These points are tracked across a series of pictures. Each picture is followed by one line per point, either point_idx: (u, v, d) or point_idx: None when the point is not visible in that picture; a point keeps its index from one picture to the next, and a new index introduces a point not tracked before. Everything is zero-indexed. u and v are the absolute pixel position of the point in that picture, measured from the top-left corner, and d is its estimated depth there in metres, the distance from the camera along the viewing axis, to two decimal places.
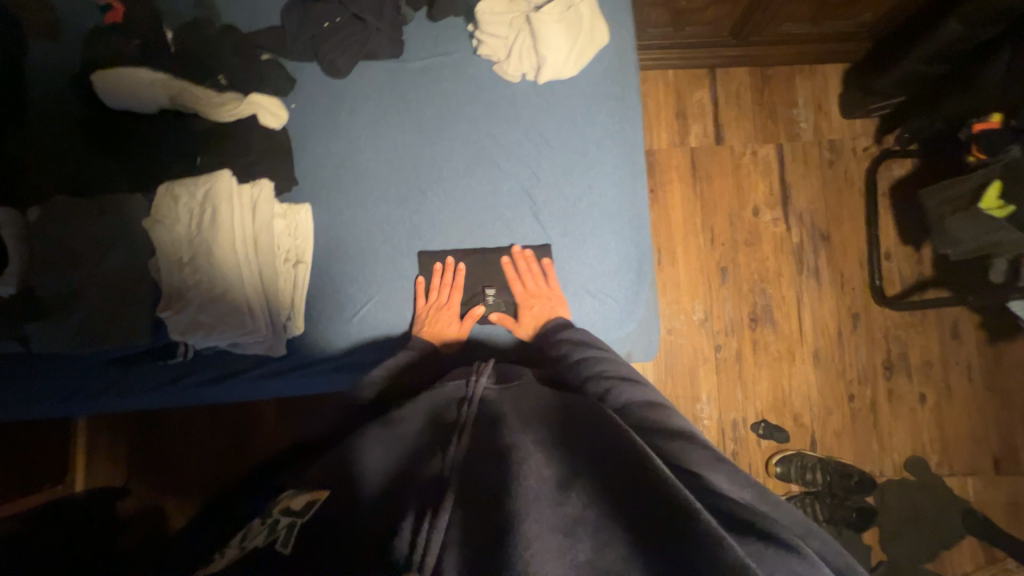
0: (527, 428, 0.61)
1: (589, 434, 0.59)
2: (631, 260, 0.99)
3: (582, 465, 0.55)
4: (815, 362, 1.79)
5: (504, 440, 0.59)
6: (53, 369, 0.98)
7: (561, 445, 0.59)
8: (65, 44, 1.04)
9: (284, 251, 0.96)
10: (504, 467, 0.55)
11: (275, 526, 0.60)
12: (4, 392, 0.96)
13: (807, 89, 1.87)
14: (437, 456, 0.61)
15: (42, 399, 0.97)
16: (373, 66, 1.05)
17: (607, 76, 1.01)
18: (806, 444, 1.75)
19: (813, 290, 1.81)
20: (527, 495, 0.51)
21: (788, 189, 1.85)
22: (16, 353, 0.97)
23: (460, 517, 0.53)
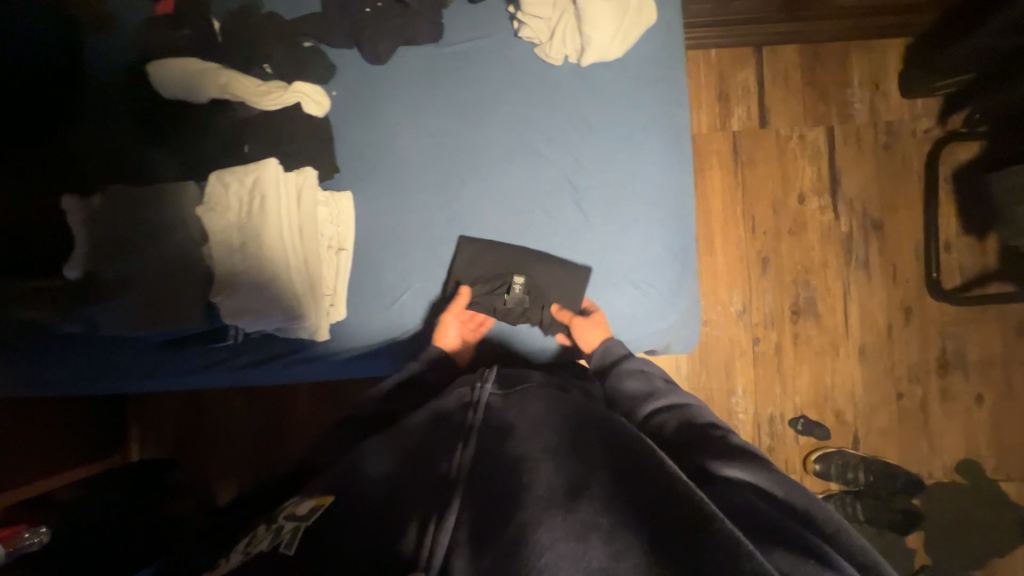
0: (533, 438, 0.63)
1: (594, 445, 0.61)
2: (675, 249, 0.96)
3: (591, 474, 0.56)
4: (861, 358, 1.70)
5: (513, 450, 0.62)
6: (110, 351, 1.03)
7: (569, 455, 0.60)
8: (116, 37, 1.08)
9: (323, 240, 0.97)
10: (515, 476, 0.58)
11: (279, 529, 0.58)
12: (70, 371, 1.04)
13: (863, 67, 1.74)
14: (445, 459, 0.63)
15: (104, 377, 1.04)
16: (413, 52, 1.04)
17: (654, 56, 0.97)
18: (848, 442, 1.68)
19: (862, 282, 1.72)
20: (539, 504, 0.53)
21: (838, 175, 1.74)
22: (77, 335, 1.02)
23: (470, 520, 0.54)
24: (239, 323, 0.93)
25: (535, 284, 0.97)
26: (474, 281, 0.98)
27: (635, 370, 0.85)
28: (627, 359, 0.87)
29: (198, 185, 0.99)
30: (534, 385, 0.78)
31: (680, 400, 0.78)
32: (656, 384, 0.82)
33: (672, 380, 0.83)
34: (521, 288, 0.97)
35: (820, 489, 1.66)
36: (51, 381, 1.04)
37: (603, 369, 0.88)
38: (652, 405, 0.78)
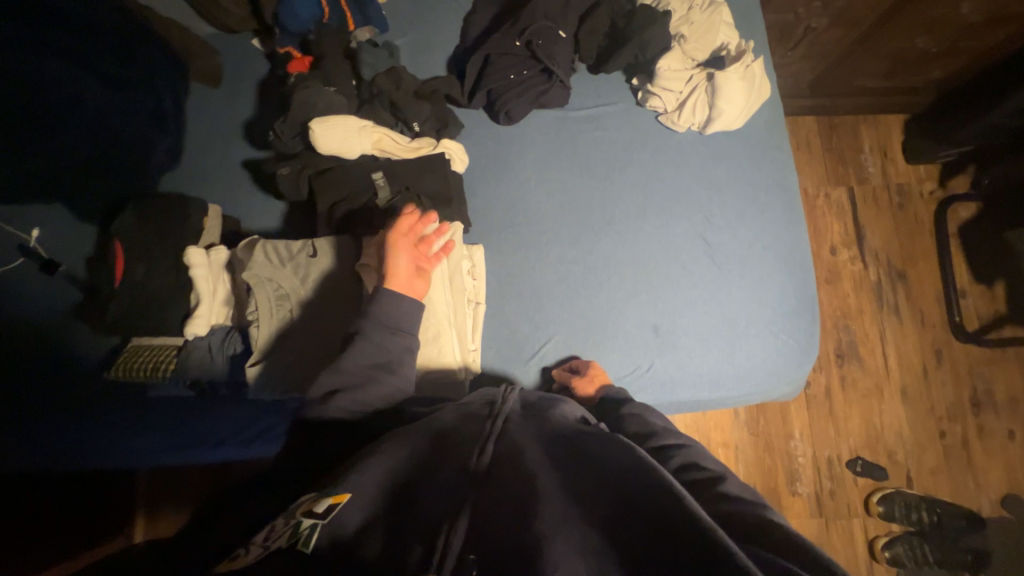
0: (541, 455, 0.64)
1: (594, 459, 0.62)
2: (806, 300, 1.02)
3: (596, 494, 0.57)
4: (903, 398, 1.81)
5: (526, 464, 0.62)
6: (201, 414, 0.98)
7: (575, 474, 0.62)
8: (231, 101, 1.14)
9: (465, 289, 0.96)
10: (529, 492, 0.58)
11: (298, 525, 0.56)
12: (152, 440, 0.97)
13: (873, 136, 1.98)
14: (464, 462, 0.63)
15: (185, 447, 0.97)
16: (542, 114, 1.08)
17: (768, 129, 1.08)
18: (904, 482, 1.74)
19: (895, 327, 1.86)
20: (552, 519, 0.54)
21: (863, 229, 1.92)
22: (170, 397, 0.99)
23: (476, 536, 0.53)
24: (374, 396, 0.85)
25: (394, 172, 0.94)
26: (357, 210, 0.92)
27: (635, 419, 0.82)
28: (628, 403, 0.86)
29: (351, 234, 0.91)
30: (555, 411, 0.75)
31: (677, 440, 0.77)
32: (655, 426, 0.80)
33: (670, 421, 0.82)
34: (384, 180, 0.92)
35: (885, 532, 1.68)
36: (84, 457, 0.95)
37: (604, 408, 0.87)
38: (657, 444, 0.77)
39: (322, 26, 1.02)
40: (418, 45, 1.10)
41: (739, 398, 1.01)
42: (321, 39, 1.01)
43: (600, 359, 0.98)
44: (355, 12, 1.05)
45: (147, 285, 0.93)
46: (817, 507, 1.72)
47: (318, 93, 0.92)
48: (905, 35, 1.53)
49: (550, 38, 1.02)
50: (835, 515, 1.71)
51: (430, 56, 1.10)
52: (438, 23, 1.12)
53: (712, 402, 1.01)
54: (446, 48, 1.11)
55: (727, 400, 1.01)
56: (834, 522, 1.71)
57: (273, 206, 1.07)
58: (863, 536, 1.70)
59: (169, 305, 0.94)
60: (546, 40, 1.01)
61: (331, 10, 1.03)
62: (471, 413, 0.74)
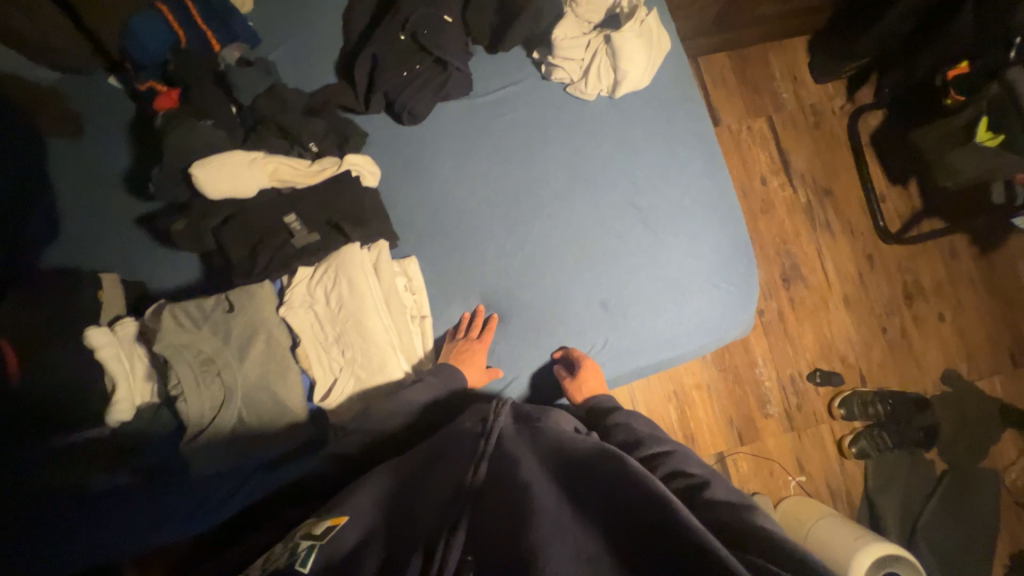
0: (537, 467, 0.63)
1: (592, 469, 0.61)
2: (740, 245, 1.04)
3: (595, 503, 0.57)
4: (847, 306, 1.93)
5: (520, 475, 0.61)
6: (165, 496, 0.84)
7: (571, 483, 0.61)
8: (98, 153, 0.99)
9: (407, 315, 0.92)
10: (525, 508, 0.56)
11: (296, 548, 0.58)
12: (107, 538, 0.79)
13: (782, 62, 2.01)
14: (460, 481, 0.62)
15: (153, 533, 0.81)
16: (448, 107, 1.02)
17: (675, 82, 1.07)
18: (858, 381, 1.89)
19: (829, 242, 1.96)
20: (550, 531, 0.54)
21: (787, 155, 1.99)
22: (122, 486, 0.83)
23: (476, 541, 0.56)
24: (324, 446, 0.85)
25: (302, 207, 0.86)
26: (265, 252, 0.84)
27: (620, 427, 0.83)
28: (613, 412, 0.86)
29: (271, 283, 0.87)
30: (549, 417, 0.73)
31: (661, 447, 0.77)
32: (641, 432, 0.80)
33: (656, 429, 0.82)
34: (300, 223, 0.86)
35: (849, 430, 1.83)
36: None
37: (592, 420, 0.88)
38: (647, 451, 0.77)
39: (182, 52, 0.92)
40: (297, 55, 1.01)
41: (696, 351, 1.04)
42: (184, 67, 0.90)
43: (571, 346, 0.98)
44: (216, 29, 0.94)
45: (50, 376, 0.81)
46: (788, 422, 1.85)
47: (192, 130, 0.83)
48: None
49: (437, 26, 0.96)
50: (805, 426, 1.85)
51: (314, 63, 1.00)
52: (313, 27, 1.02)
53: (673, 360, 1.03)
54: (328, 53, 1.02)
55: (686, 357, 1.04)
56: (805, 432, 1.85)
57: (180, 260, 0.96)
58: (832, 437, 1.84)
59: (80, 394, 0.83)
60: (433, 29, 0.95)
61: (188, 33, 0.92)
62: (462, 433, 0.70)
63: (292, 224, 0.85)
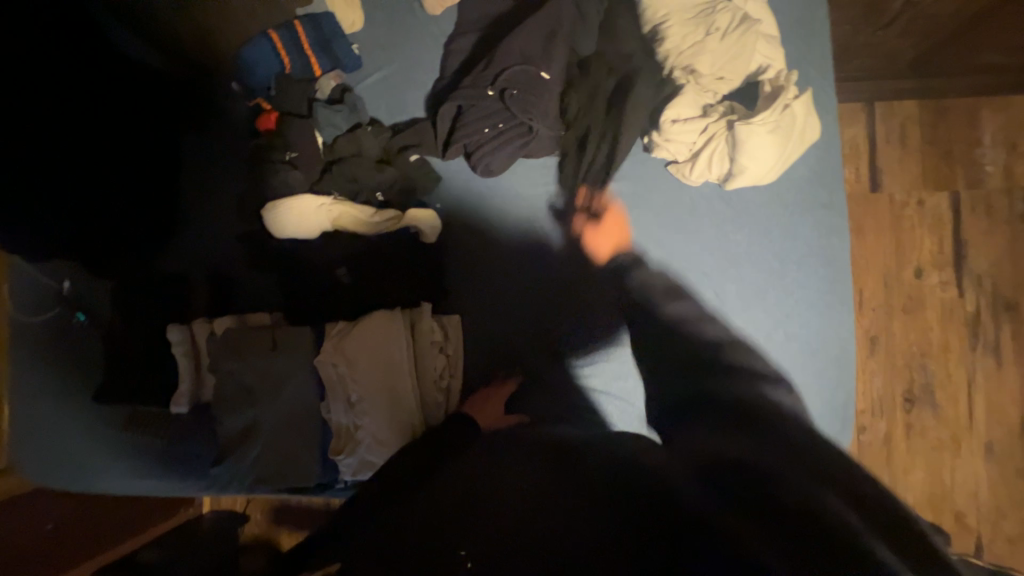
0: (529, 466, 0.76)
1: (567, 459, 0.75)
2: (834, 399, 0.87)
3: (573, 487, 0.70)
4: (987, 456, 1.50)
5: (508, 478, 0.76)
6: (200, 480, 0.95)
7: (553, 469, 0.74)
8: (206, 161, 1.01)
9: (435, 380, 0.90)
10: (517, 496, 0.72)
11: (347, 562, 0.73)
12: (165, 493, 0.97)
13: (999, 123, 1.48)
14: (470, 469, 0.78)
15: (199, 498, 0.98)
16: (527, 166, 0.93)
17: (809, 179, 0.87)
18: (970, 547, 1.49)
19: (990, 370, 1.51)
20: (537, 519, 0.69)
21: (963, 248, 1.50)
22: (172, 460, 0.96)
23: (479, 549, 0.69)
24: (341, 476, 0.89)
25: (365, 260, 0.93)
26: (323, 287, 0.94)
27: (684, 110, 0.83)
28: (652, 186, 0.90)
29: (315, 326, 0.92)
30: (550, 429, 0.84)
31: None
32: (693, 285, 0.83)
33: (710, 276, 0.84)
34: (351, 273, 0.93)
35: None
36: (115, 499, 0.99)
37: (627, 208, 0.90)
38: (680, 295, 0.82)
39: (285, 78, 0.94)
40: (387, 86, 0.98)
41: None
42: (283, 93, 0.93)
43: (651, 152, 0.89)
44: (318, 52, 0.95)
45: (141, 352, 0.97)
46: None
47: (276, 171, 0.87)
48: None
49: (530, 82, 0.86)
50: None
51: (403, 95, 0.98)
52: (407, 58, 0.98)
53: None
54: (416, 87, 0.98)
55: None
56: None
57: (243, 270, 0.98)
58: None
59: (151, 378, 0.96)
60: (525, 87, 0.85)
61: (290, 56, 0.92)
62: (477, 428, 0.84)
63: (341, 273, 0.92)
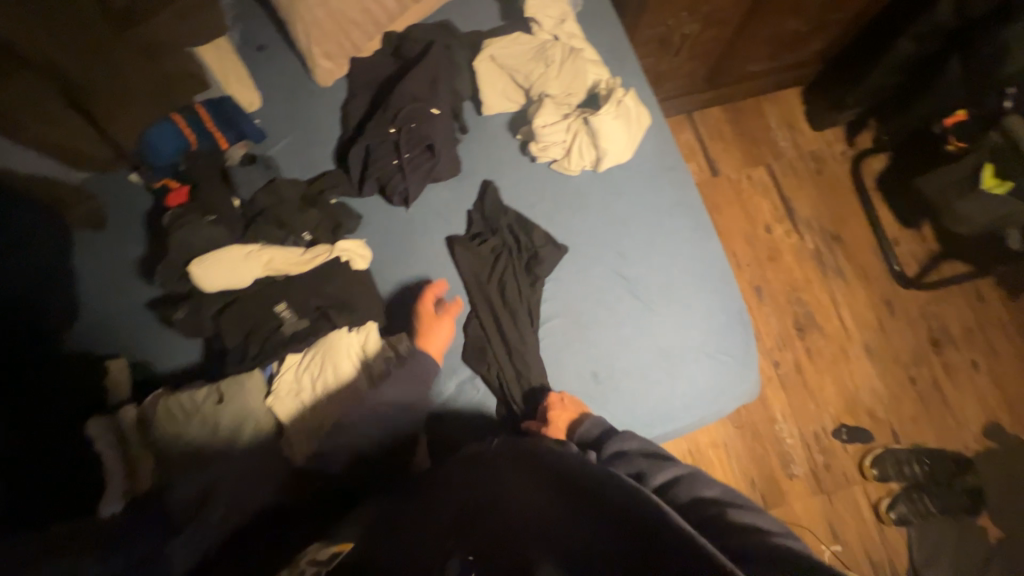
0: (533, 489, 0.64)
1: (552, 461, 0.68)
2: (734, 314, 1.04)
3: (562, 483, 0.62)
4: (870, 357, 1.80)
5: (520, 495, 0.63)
6: None
7: (540, 475, 0.66)
8: (109, 255, 1.02)
9: (403, 404, 0.88)
10: (506, 503, 0.62)
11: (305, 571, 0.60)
12: None
13: (777, 112, 1.99)
14: (454, 499, 0.68)
15: None
16: (437, 187, 1.07)
17: (657, 152, 1.11)
18: (890, 437, 1.72)
19: (844, 288, 1.86)
20: (532, 505, 0.60)
21: (790, 203, 1.93)
22: None
23: (471, 546, 0.55)
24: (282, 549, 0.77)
25: (301, 300, 0.94)
26: (261, 334, 0.92)
27: (548, 120, 1.04)
28: (538, 254, 1.03)
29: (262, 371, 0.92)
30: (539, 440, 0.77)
31: (671, 473, 0.79)
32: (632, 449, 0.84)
33: (649, 448, 0.84)
34: (292, 312, 0.94)
35: (885, 492, 1.65)
36: None
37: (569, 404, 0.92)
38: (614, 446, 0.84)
39: (192, 154, 1.03)
40: (295, 145, 1.09)
41: (695, 423, 1.01)
42: (195, 167, 1.01)
43: (533, 193, 1.08)
44: (224, 129, 1.06)
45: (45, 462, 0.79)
46: (816, 484, 1.68)
47: (194, 230, 0.92)
48: (776, 22, 1.59)
49: (422, 118, 1.04)
50: (836, 488, 1.67)
51: (311, 152, 1.08)
52: (309, 120, 1.11)
53: (667, 433, 1.00)
54: (323, 142, 1.09)
55: (684, 429, 1.01)
56: (837, 496, 1.66)
57: (171, 341, 0.97)
58: (867, 501, 1.65)
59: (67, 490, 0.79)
60: (420, 121, 1.04)
61: (198, 136, 1.03)
62: (459, 469, 0.76)
63: (284, 316, 0.93)
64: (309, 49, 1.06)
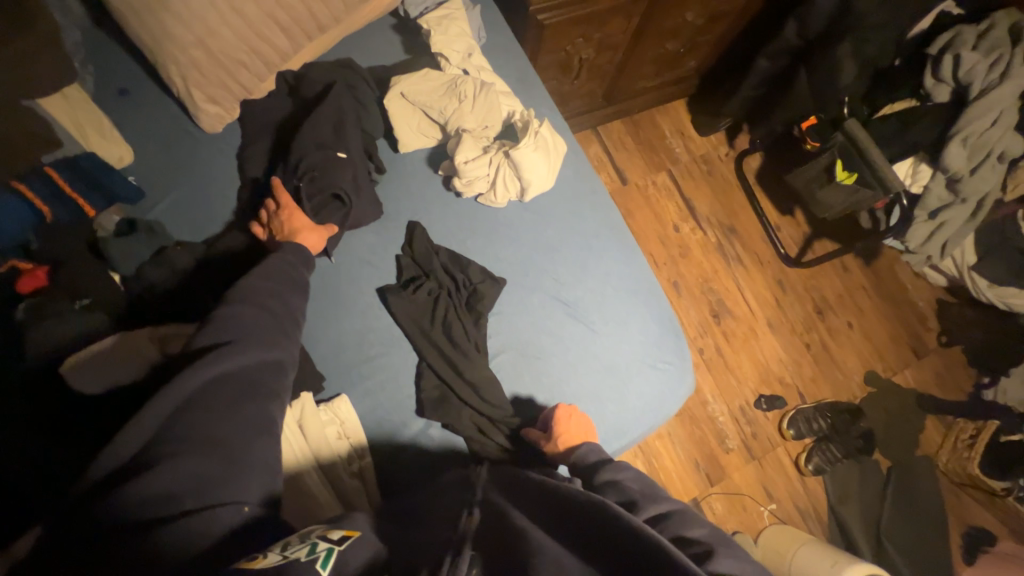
0: (533, 518, 0.66)
1: (548, 490, 0.69)
2: (666, 321, 1.11)
3: (564, 513, 0.64)
4: (773, 331, 2.03)
5: (516, 524, 0.63)
6: None
7: (540, 504, 0.68)
8: None
9: (266, 357, 0.75)
10: (510, 527, 0.63)
11: (312, 544, 0.57)
12: None
13: (669, 122, 2.17)
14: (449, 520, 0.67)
15: None
16: (360, 235, 1.02)
17: (576, 176, 1.15)
18: (798, 399, 1.96)
19: (745, 274, 2.08)
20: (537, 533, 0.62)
21: (691, 202, 2.12)
22: None
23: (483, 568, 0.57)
24: (256, 565, 0.53)
25: None
26: None
27: (467, 155, 1.03)
28: (475, 291, 1.01)
29: None
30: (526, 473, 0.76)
31: (662, 507, 0.76)
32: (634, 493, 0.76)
33: (643, 477, 0.80)
34: None
35: (802, 448, 1.87)
36: None
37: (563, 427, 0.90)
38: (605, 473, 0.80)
39: (49, 229, 0.85)
40: (183, 203, 0.95)
41: (646, 431, 1.06)
42: (52, 243, 0.84)
43: (461, 229, 1.06)
44: (85, 191, 0.88)
45: None
46: (748, 453, 1.86)
47: (58, 320, 0.78)
48: (657, 45, 1.74)
49: (329, 164, 0.97)
50: (764, 452, 1.86)
51: (205, 209, 0.96)
52: (197, 173, 0.97)
53: (623, 445, 1.04)
54: (218, 197, 0.97)
55: (637, 439, 1.06)
56: (766, 459, 1.86)
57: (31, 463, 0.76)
58: (789, 458, 1.87)
59: None
60: (331, 167, 0.96)
61: (52, 206, 0.86)
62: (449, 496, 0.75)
63: None
64: (189, 94, 0.94)
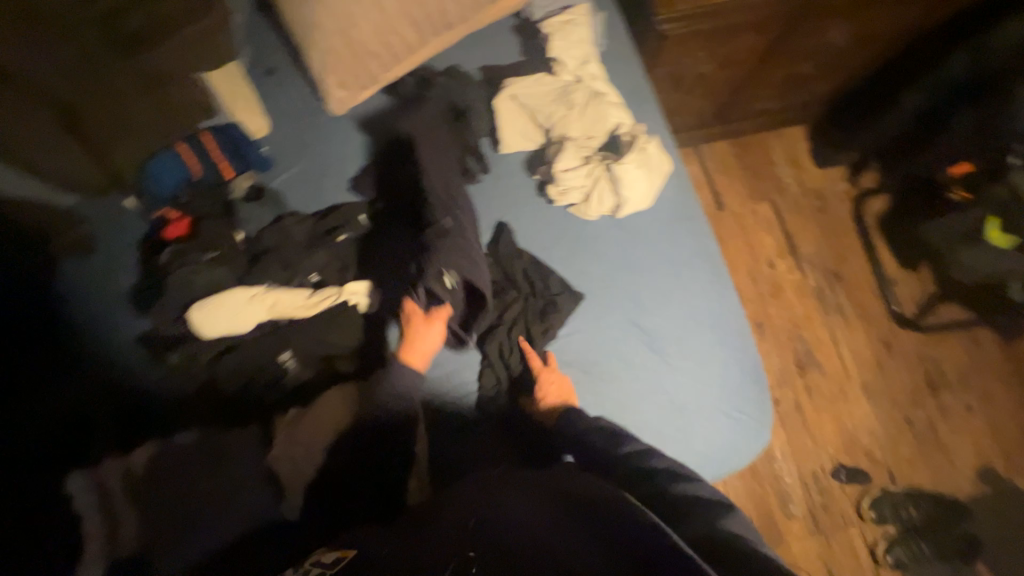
0: (541, 512, 0.68)
1: (565, 491, 0.72)
2: (750, 368, 1.02)
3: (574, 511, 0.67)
4: (869, 398, 1.78)
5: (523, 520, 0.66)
6: None
7: (552, 505, 0.69)
8: (92, 286, 0.94)
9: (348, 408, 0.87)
10: (513, 521, 0.66)
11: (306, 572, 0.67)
12: None
13: (782, 148, 1.98)
14: (461, 508, 0.71)
15: None
16: None
17: (674, 199, 1.09)
18: (887, 479, 1.70)
19: (844, 327, 1.85)
20: (540, 528, 0.64)
21: (793, 239, 1.92)
22: None
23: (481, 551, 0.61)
24: None
25: (306, 346, 0.92)
26: (263, 381, 0.90)
27: (568, 164, 1.03)
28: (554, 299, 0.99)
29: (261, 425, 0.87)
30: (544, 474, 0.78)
31: (681, 486, 0.77)
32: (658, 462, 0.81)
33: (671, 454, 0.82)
34: (294, 360, 0.91)
35: (882, 535, 1.64)
36: None
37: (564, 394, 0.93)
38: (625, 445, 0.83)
39: (196, 186, 0.98)
40: (302, 178, 1.04)
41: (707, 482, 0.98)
42: (198, 200, 0.97)
43: (548, 236, 1.04)
44: (228, 157, 0.99)
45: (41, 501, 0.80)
46: (814, 525, 1.66)
47: (196, 271, 0.90)
48: (786, 65, 1.59)
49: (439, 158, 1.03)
50: (834, 530, 1.65)
51: (319, 185, 1.04)
52: (317, 152, 1.06)
53: None
54: (331, 176, 1.04)
55: None
56: (834, 537, 1.65)
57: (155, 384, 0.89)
58: (863, 543, 1.64)
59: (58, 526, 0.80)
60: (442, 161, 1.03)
61: (202, 166, 0.98)
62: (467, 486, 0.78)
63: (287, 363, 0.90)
64: (323, 79, 1.02)
